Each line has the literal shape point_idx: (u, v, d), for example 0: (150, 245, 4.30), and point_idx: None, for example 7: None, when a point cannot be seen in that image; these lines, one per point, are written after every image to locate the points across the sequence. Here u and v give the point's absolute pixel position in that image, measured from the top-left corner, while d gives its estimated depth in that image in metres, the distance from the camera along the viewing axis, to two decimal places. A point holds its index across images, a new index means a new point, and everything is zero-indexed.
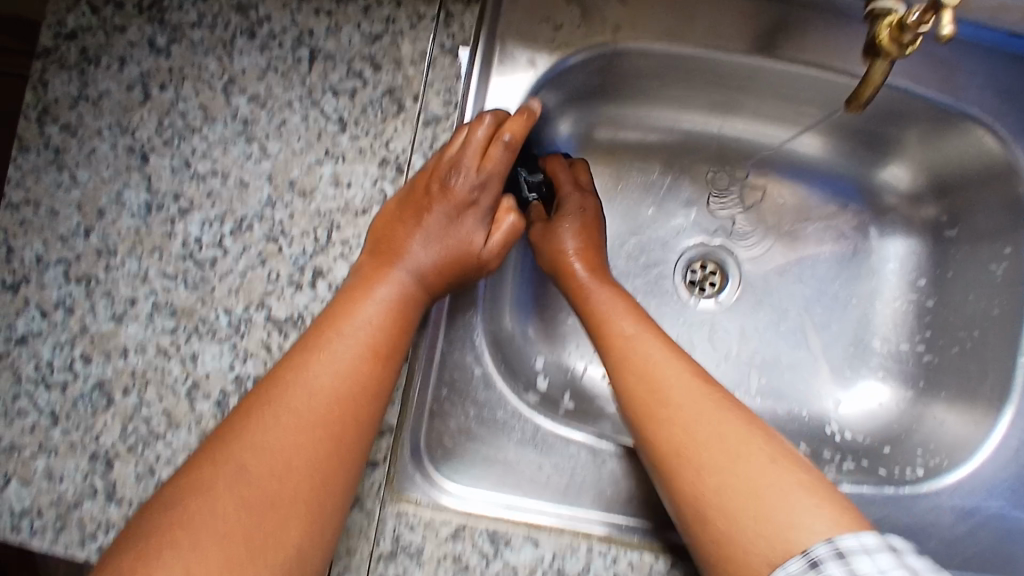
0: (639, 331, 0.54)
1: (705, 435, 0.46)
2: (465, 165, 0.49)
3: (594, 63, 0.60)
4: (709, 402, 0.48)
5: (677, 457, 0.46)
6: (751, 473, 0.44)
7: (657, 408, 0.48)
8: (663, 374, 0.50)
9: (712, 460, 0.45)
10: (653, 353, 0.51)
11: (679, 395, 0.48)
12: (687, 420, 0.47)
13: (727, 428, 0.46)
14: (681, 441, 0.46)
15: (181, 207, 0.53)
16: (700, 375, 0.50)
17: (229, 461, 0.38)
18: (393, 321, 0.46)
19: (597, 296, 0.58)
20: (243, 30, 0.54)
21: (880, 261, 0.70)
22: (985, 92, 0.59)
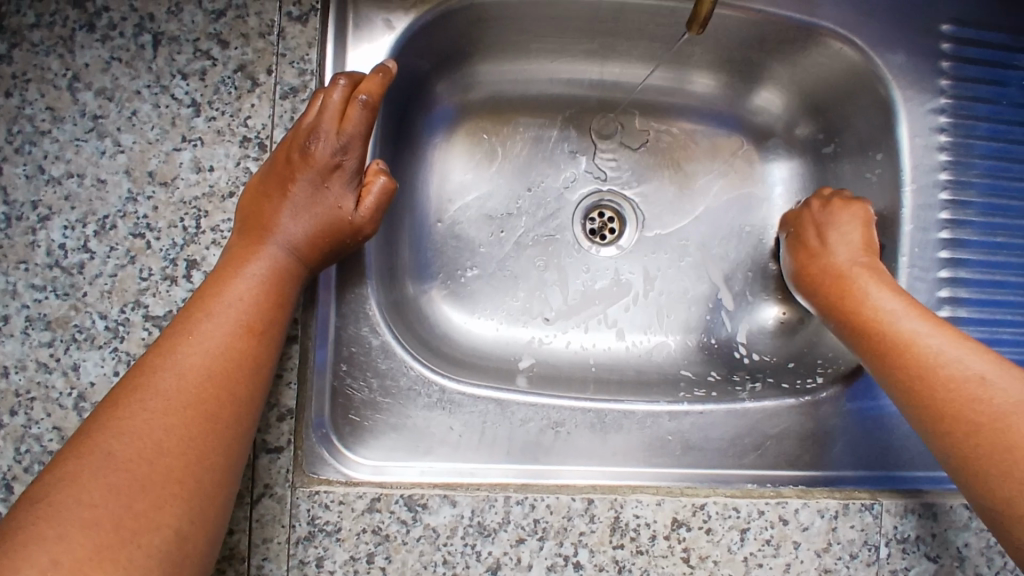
0: (888, 299, 0.54)
1: (974, 378, 0.47)
2: (323, 129, 0.48)
3: (454, 20, 0.60)
4: (975, 359, 0.48)
5: (952, 407, 0.47)
6: (998, 406, 0.45)
7: (928, 382, 0.49)
8: (925, 337, 0.50)
9: (989, 419, 0.45)
10: (916, 325, 0.52)
11: (941, 351, 0.49)
12: (952, 374, 0.48)
13: (995, 382, 0.47)
14: (975, 397, 0.46)
15: (41, 214, 0.51)
16: (984, 353, 0.49)
17: (97, 449, 0.38)
18: (266, 297, 0.46)
19: (866, 291, 0.55)
20: (82, 23, 0.52)
21: (767, 186, 0.72)
22: (840, 4, 0.60)
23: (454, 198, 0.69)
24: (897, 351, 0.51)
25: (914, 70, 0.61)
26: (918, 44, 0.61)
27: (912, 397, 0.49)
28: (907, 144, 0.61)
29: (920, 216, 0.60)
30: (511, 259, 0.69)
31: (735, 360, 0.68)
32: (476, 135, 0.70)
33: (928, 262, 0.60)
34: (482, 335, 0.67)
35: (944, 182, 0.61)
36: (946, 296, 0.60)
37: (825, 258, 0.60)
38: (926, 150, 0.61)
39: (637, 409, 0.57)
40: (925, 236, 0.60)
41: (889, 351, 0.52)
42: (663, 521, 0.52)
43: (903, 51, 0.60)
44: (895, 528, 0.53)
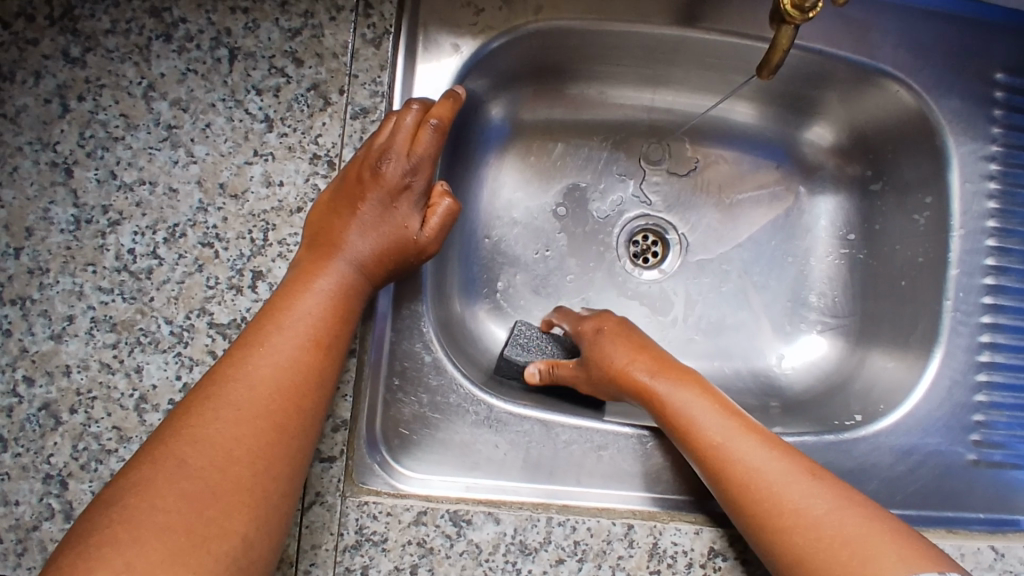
0: (692, 399, 0.52)
1: (803, 513, 0.45)
2: (395, 150, 0.49)
3: (519, 45, 0.61)
4: (771, 459, 0.49)
5: (783, 525, 0.46)
6: (829, 526, 0.44)
7: (767, 506, 0.47)
8: (745, 454, 0.49)
9: (823, 538, 0.44)
10: (699, 411, 0.52)
11: (745, 453, 0.49)
12: (773, 484, 0.47)
13: (817, 495, 0.46)
14: (766, 496, 0.47)
15: (112, 219, 0.52)
16: (812, 475, 0.47)
17: (170, 456, 0.38)
18: (334, 311, 0.46)
19: (669, 394, 0.53)
20: (159, 34, 0.53)
21: (811, 220, 0.72)
22: (897, 48, 0.61)
23: (503, 215, 0.70)
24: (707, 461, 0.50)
25: (968, 116, 0.61)
26: (974, 91, 0.61)
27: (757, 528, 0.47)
28: (958, 188, 0.61)
29: (967, 260, 0.61)
30: (555, 279, 0.70)
31: (771, 390, 0.69)
32: (528, 154, 0.71)
33: (971, 306, 0.61)
34: None
35: (992, 229, 0.61)
36: (987, 341, 0.61)
37: (626, 370, 0.55)
38: (976, 195, 0.61)
39: None
40: (970, 281, 0.61)
41: (706, 454, 0.50)
42: (700, 549, 0.53)
43: (956, 97, 0.61)
44: None
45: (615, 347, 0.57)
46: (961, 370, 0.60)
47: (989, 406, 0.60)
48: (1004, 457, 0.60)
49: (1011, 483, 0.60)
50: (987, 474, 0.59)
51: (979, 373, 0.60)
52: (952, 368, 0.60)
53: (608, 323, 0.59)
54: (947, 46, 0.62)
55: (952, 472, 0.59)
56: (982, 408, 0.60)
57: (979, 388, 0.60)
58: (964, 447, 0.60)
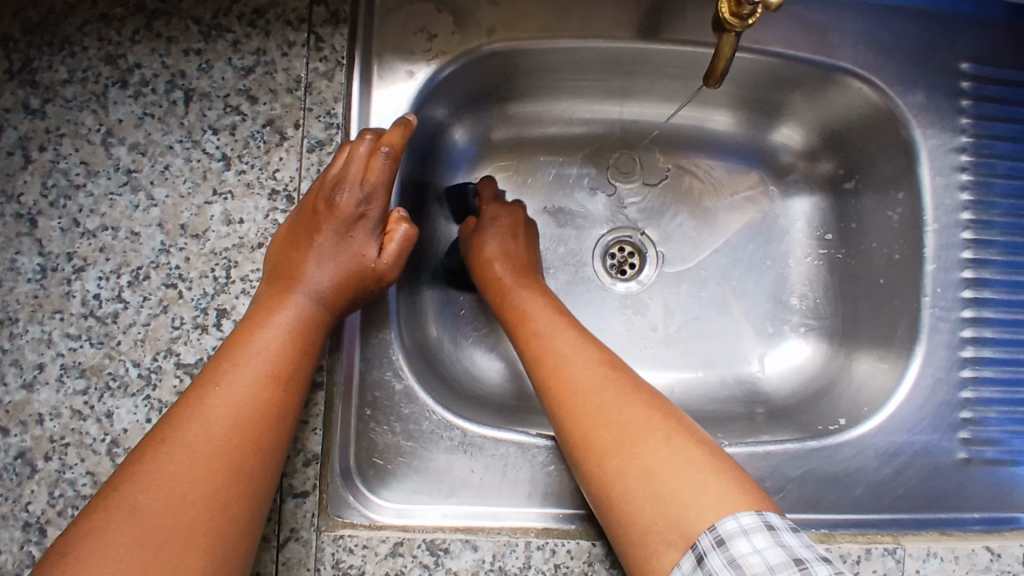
0: (535, 301, 0.58)
1: (594, 411, 0.48)
2: (348, 180, 0.50)
3: (475, 68, 0.61)
4: (588, 368, 0.51)
5: (591, 436, 0.48)
6: (648, 432, 0.46)
7: (568, 418, 0.49)
8: (575, 353, 0.52)
9: (616, 436, 0.47)
10: (540, 324, 0.56)
11: (570, 360, 0.52)
12: (580, 380, 0.50)
13: (624, 416, 0.48)
14: (572, 400, 0.50)
15: (76, 265, 0.52)
16: (659, 407, 0.48)
17: (123, 501, 0.39)
18: (292, 345, 0.46)
19: (520, 299, 0.59)
20: (115, 80, 0.54)
21: (787, 222, 0.72)
22: (858, 46, 0.60)
23: None
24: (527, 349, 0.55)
25: (935, 111, 0.60)
26: (939, 84, 0.61)
27: (556, 410, 0.51)
28: (929, 183, 0.60)
29: (942, 255, 0.60)
30: None
31: (755, 396, 0.68)
32: (498, 174, 0.71)
33: (950, 302, 0.60)
34: (503, 374, 0.67)
35: (967, 222, 0.60)
36: (969, 336, 0.60)
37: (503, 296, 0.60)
38: (947, 189, 0.60)
39: None
40: (948, 276, 0.60)
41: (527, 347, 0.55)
42: None
43: (921, 92, 0.60)
44: (918, 571, 0.52)
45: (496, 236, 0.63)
46: (945, 368, 0.59)
47: (976, 402, 0.59)
48: (998, 453, 0.59)
49: (1006, 479, 0.58)
50: (979, 472, 0.58)
51: (964, 369, 0.59)
52: (936, 366, 0.59)
53: (495, 216, 0.64)
54: (910, 41, 0.61)
55: (942, 472, 0.58)
56: (970, 405, 0.59)
57: (964, 384, 0.59)
58: (953, 445, 0.58)
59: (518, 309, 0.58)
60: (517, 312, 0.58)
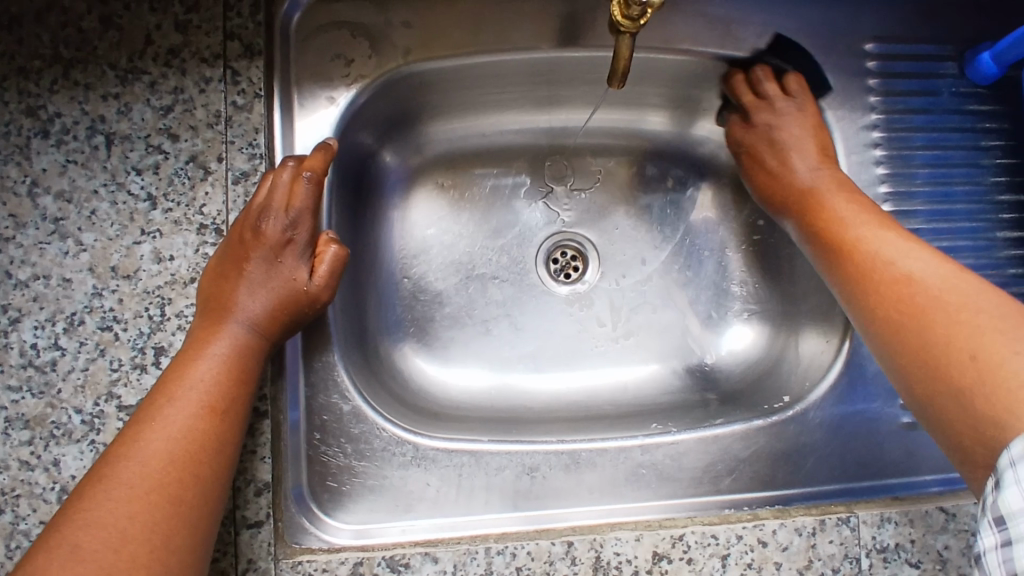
0: (862, 223, 0.53)
1: (946, 304, 0.44)
2: (273, 207, 0.50)
3: (398, 88, 0.62)
4: (935, 268, 0.47)
5: (933, 325, 0.44)
6: (977, 314, 0.42)
7: (911, 324, 0.45)
8: (903, 258, 0.49)
9: (948, 320, 0.43)
10: (878, 241, 0.51)
11: (914, 263, 0.48)
12: (899, 277, 0.48)
13: (964, 290, 0.44)
14: (929, 298, 0.45)
15: (12, 317, 0.52)
16: (987, 287, 0.45)
17: (63, 543, 0.38)
18: (227, 375, 0.47)
19: (856, 225, 0.53)
20: (36, 131, 0.54)
21: (719, 211, 0.74)
22: (762, 36, 0.63)
23: (417, 253, 0.71)
24: (845, 255, 0.52)
25: (841, 91, 0.63)
26: (844, 66, 0.63)
27: (899, 332, 0.46)
28: (844, 160, 0.63)
29: None
30: (479, 309, 0.71)
31: (705, 382, 0.70)
32: (435, 189, 0.72)
33: None
34: (458, 386, 0.68)
35: (886, 194, 0.63)
36: None
37: (806, 178, 0.59)
38: (862, 165, 0.63)
39: (608, 447, 0.58)
40: None
41: (846, 255, 0.52)
42: (644, 555, 0.52)
43: (828, 74, 0.63)
44: (874, 537, 0.54)
45: (805, 160, 0.60)
46: None
47: None
48: None
49: None
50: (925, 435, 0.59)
51: None
52: None
53: (788, 120, 0.62)
54: (814, 27, 0.63)
55: (887, 438, 0.59)
56: None
57: None
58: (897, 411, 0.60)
59: (839, 222, 0.55)
60: (839, 224, 0.55)
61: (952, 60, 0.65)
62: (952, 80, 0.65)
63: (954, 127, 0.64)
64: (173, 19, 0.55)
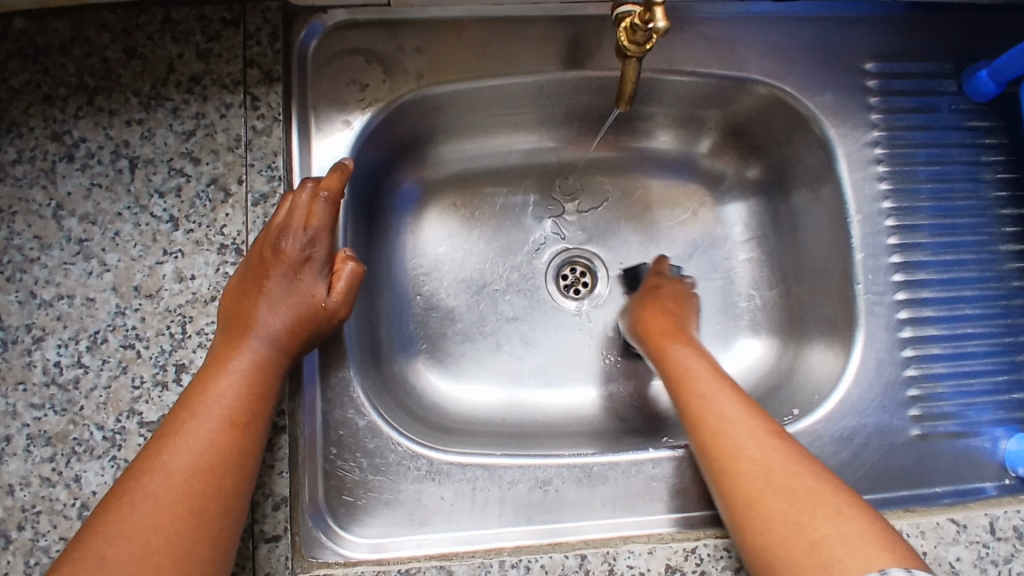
0: (694, 363, 0.59)
1: (761, 472, 0.49)
2: (292, 227, 0.52)
3: (409, 112, 0.64)
4: (757, 440, 0.51)
5: (737, 468, 0.50)
6: (779, 480, 0.49)
7: (735, 479, 0.50)
8: (717, 396, 0.55)
9: (772, 486, 0.48)
10: (712, 387, 0.56)
11: (721, 406, 0.54)
12: (736, 450, 0.51)
13: (770, 450, 0.50)
14: (740, 467, 0.50)
15: (36, 335, 0.53)
16: (797, 454, 0.50)
17: (90, 552, 0.40)
18: (249, 389, 0.48)
19: (687, 365, 0.59)
20: (62, 155, 0.55)
21: (727, 228, 0.75)
22: (764, 56, 0.64)
23: (431, 271, 0.72)
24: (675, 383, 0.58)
25: (844, 108, 0.64)
26: (845, 84, 0.65)
27: (722, 471, 0.51)
28: (848, 177, 0.64)
29: (869, 243, 0.63)
30: (490, 325, 0.72)
31: None
32: (447, 209, 0.73)
33: (883, 286, 0.63)
34: (472, 402, 0.69)
35: (888, 209, 0.64)
36: (905, 316, 0.62)
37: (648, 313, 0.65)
38: (866, 179, 0.64)
39: (620, 460, 0.59)
40: (876, 262, 0.63)
41: (700, 420, 0.54)
42: (657, 569, 0.53)
43: (830, 92, 0.64)
44: None
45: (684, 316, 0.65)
46: (886, 349, 0.62)
47: (922, 378, 0.61)
48: (950, 425, 0.61)
49: (960, 450, 0.60)
50: (933, 445, 0.60)
51: (904, 348, 0.62)
52: (877, 348, 0.62)
53: (688, 295, 0.67)
54: (814, 45, 0.65)
55: (896, 449, 0.60)
56: (916, 381, 0.61)
57: (908, 362, 0.61)
58: (903, 422, 0.60)
59: (677, 371, 0.59)
60: (683, 373, 0.58)
61: (951, 77, 0.66)
62: (952, 96, 0.66)
63: (955, 142, 0.66)
64: (195, 48, 0.57)
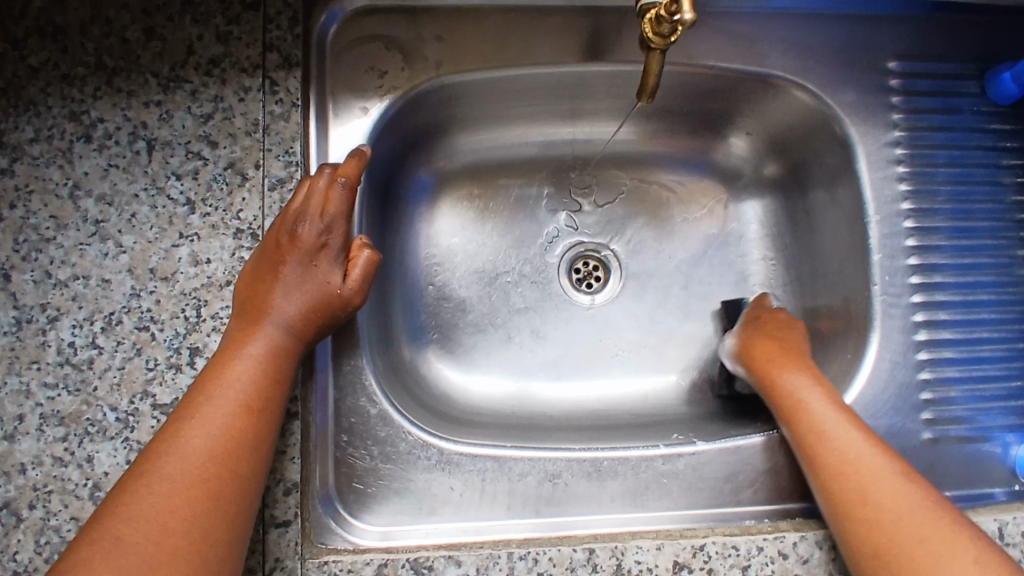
0: (807, 386, 0.57)
1: (888, 497, 0.50)
2: (308, 214, 0.52)
3: (427, 100, 0.64)
4: (890, 473, 0.51)
5: (861, 507, 0.50)
6: (903, 513, 0.49)
7: (859, 509, 0.50)
8: (834, 423, 0.54)
9: (892, 513, 0.49)
10: (820, 405, 0.56)
11: (842, 438, 0.53)
12: (863, 475, 0.51)
13: (901, 485, 0.50)
14: (869, 495, 0.50)
15: (51, 315, 0.53)
16: (913, 478, 0.51)
17: (107, 534, 0.40)
18: (264, 374, 0.48)
19: (789, 381, 0.59)
20: (79, 135, 0.55)
21: (742, 225, 0.75)
22: (786, 53, 0.64)
23: (443, 261, 0.72)
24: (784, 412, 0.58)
25: (865, 107, 0.64)
26: (868, 82, 0.64)
27: (835, 503, 0.51)
28: (868, 177, 0.63)
29: (887, 244, 0.63)
30: (502, 317, 0.72)
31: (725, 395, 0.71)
32: (461, 199, 0.73)
33: (899, 288, 0.62)
34: (481, 393, 0.69)
35: (907, 211, 0.63)
36: (921, 319, 0.62)
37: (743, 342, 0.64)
38: (886, 180, 0.63)
39: (630, 456, 0.59)
40: (894, 263, 0.63)
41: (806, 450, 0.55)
42: (664, 564, 0.53)
43: (852, 90, 0.64)
44: None
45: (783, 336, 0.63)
46: (900, 351, 0.61)
47: (935, 382, 0.61)
48: (962, 430, 0.61)
49: (972, 455, 0.60)
50: (944, 449, 0.60)
51: (919, 351, 0.61)
52: (891, 350, 0.61)
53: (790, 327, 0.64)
54: (837, 42, 0.64)
55: (906, 452, 0.60)
56: (929, 385, 0.61)
57: (922, 365, 0.61)
58: (915, 425, 0.60)
59: (786, 392, 0.58)
60: (786, 394, 0.58)
61: (974, 78, 0.65)
62: (974, 97, 0.65)
63: (976, 145, 0.65)
64: (215, 30, 0.57)
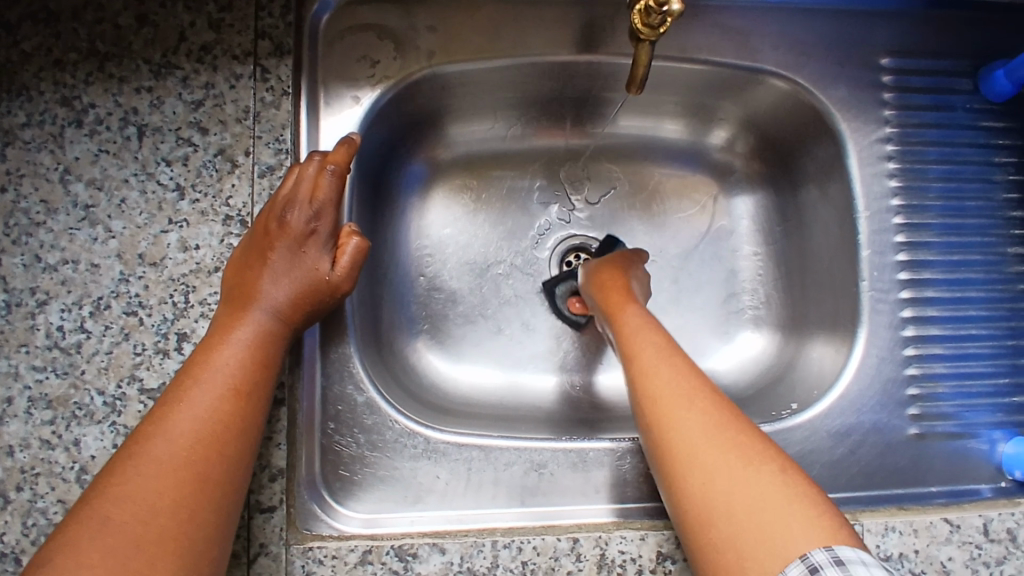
0: (641, 325, 0.56)
1: (692, 440, 0.46)
2: (297, 200, 0.52)
3: (419, 90, 0.64)
4: (694, 408, 0.48)
5: (669, 436, 0.47)
6: (698, 451, 0.45)
7: (669, 445, 0.47)
8: (657, 363, 0.52)
9: (697, 449, 0.45)
10: (648, 351, 0.53)
11: (663, 377, 0.50)
12: (671, 410, 0.48)
13: (703, 419, 0.47)
14: (671, 428, 0.47)
15: (39, 299, 0.53)
16: (722, 414, 0.48)
17: (94, 514, 0.40)
18: (253, 360, 0.48)
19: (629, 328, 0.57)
20: (71, 120, 0.55)
21: (734, 220, 0.75)
22: (779, 48, 0.64)
23: (434, 252, 0.72)
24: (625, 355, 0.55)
25: (857, 104, 0.64)
26: (860, 79, 0.64)
27: (655, 440, 0.48)
28: (857, 174, 0.63)
29: (876, 240, 0.63)
30: (492, 308, 0.72)
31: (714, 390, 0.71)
32: (453, 190, 0.73)
33: (888, 284, 0.62)
34: (470, 384, 0.69)
35: (897, 207, 0.63)
36: (909, 315, 0.62)
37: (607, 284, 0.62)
38: (876, 176, 0.63)
39: (617, 448, 0.59)
40: (882, 259, 0.63)
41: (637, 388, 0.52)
42: (648, 555, 0.53)
43: (844, 86, 0.64)
44: (878, 546, 0.54)
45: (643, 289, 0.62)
46: (888, 347, 0.61)
47: (922, 378, 0.61)
48: (949, 426, 0.61)
49: (958, 451, 0.60)
50: (930, 444, 0.60)
51: (907, 347, 0.62)
52: (879, 345, 0.61)
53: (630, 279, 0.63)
54: (830, 38, 0.64)
55: (892, 447, 0.60)
56: (916, 381, 0.61)
57: (909, 361, 0.61)
58: (901, 421, 0.60)
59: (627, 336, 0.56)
60: (628, 339, 0.56)
61: (967, 76, 0.65)
62: (967, 95, 0.65)
63: (967, 142, 0.65)
64: (207, 18, 0.57)
